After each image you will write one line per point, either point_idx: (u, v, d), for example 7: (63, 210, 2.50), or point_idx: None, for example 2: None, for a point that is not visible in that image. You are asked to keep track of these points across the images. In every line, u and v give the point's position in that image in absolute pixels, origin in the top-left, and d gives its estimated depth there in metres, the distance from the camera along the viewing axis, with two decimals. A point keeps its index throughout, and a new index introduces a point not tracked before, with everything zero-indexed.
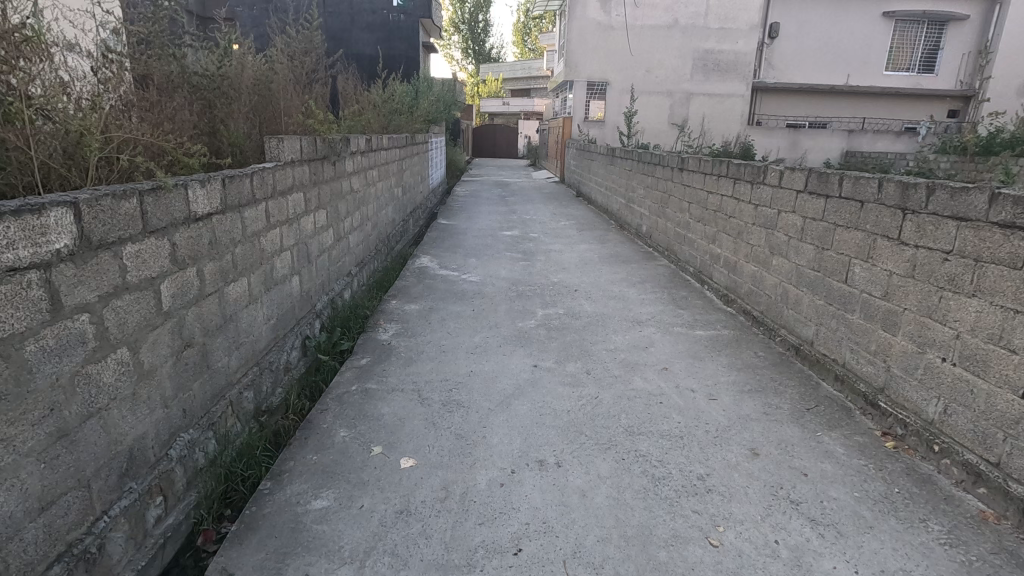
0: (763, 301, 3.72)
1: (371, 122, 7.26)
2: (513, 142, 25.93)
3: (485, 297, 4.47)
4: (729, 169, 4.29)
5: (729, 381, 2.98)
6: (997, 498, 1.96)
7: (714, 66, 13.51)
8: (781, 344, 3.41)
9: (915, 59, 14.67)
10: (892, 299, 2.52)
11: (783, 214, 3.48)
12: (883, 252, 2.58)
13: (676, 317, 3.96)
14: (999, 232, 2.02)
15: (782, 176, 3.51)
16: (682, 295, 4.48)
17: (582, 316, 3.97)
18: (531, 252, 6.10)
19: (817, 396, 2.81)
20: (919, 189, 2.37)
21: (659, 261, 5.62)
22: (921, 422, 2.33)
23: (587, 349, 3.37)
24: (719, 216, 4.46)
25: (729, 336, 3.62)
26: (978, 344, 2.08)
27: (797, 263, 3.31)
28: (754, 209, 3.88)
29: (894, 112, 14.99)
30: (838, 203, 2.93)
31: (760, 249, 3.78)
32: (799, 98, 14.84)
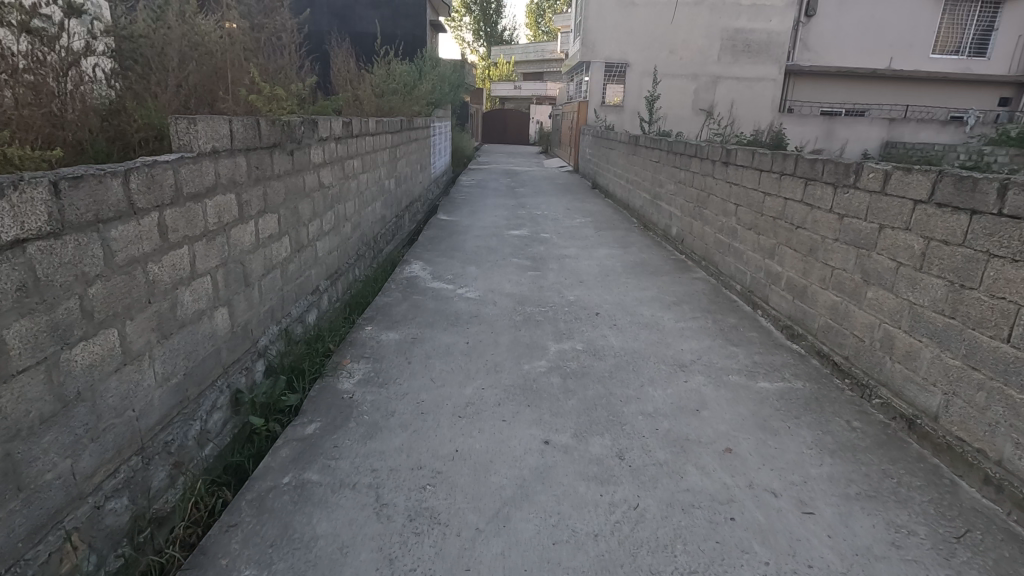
0: (849, 344, 2.81)
1: (361, 104, 6.36)
2: (524, 128, 24.89)
3: (484, 322, 3.58)
4: (798, 166, 3.35)
5: (824, 475, 2.08)
6: None
7: (745, 47, 12.39)
8: (883, 410, 2.51)
9: (967, 41, 13.43)
10: None
11: (887, 231, 2.56)
12: None
13: (729, 359, 3.05)
14: None
15: (888, 178, 2.58)
16: (731, 324, 3.56)
17: (607, 355, 3.08)
18: (542, 258, 5.19)
19: (963, 509, 1.92)
20: None
21: (695, 273, 4.68)
22: None
23: (617, 413, 2.48)
24: (780, 224, 3.53)
25: (805, 391, 2.72)
26: None
27: (912, 301, 2.40)
28: (837, 220, 2.95)
29: (939, 99, 13.79)
30: (998, 223, 2.01)
31: (845, 274, 2.86)
32: (835, 83, 13.68)
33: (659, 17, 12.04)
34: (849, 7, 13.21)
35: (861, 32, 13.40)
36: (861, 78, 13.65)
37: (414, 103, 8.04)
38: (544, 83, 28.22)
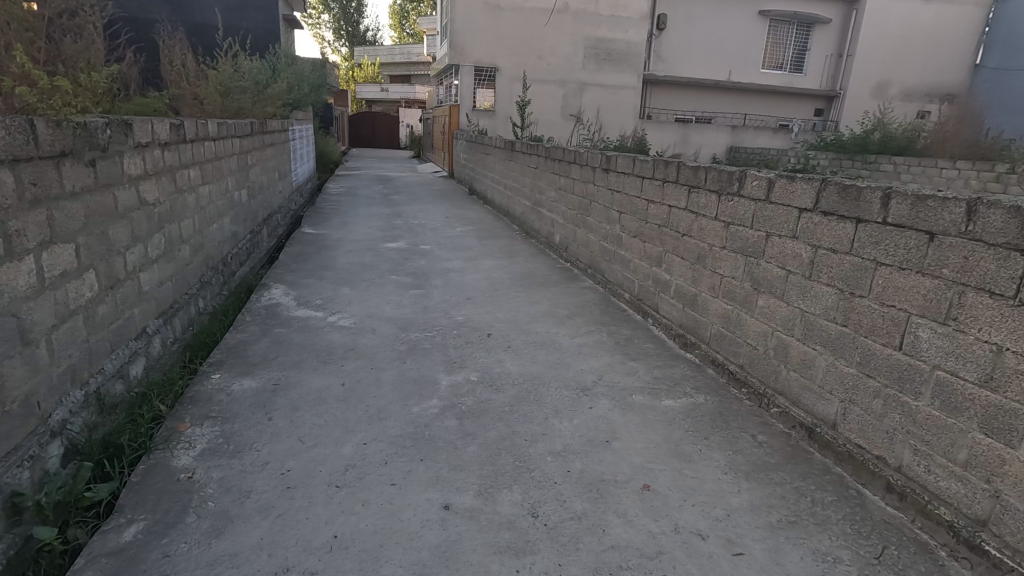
0: (742, 353, 2.81)
1: (202, 103, 5.47)
2: (394, 132, 24.05)
3: (361, 355, 3.11)
4: (681, 174, 3.33)
5: (745, 504, 1.97)
6: None
7: (607, 56, 12.92)
8: (783, 420, 2.50)
9: (790, 58, 15.29)
10: (1000, 390, 1.67)
11: (774, 239, 2.59)
12: (979, 316, 1.73)
13: (630, 377, 2.93)
14: None
15: (771, 187, 2.60)
16: (625, 337, 3.47)
17: (505, 385, 2.80)
18: (424, 274, 4.79)
19: (875, 523, 1.90)
20: None
21: (583, 283, 4.59)
22: None
23: (525, 457, 2.20)
24: (666, 232, 3.52)
25: (707, 406, 2.66)
26: None
27: (803, 309, 2.42)
28: (724, 228, 2.95)
29: (772, 108, 15.46)
30: (884, 232, 2.04)
31: (735, 282, 2.86)
32: (685, 92, 14.84)
33: (526, 23, 12.14)
34: (692, 24, 14.47)
35: (704, 47, 14.70)
36: (706, 89, 14.96)
37: (268, 104, 7.19)
38: (412, 86, 27.54)
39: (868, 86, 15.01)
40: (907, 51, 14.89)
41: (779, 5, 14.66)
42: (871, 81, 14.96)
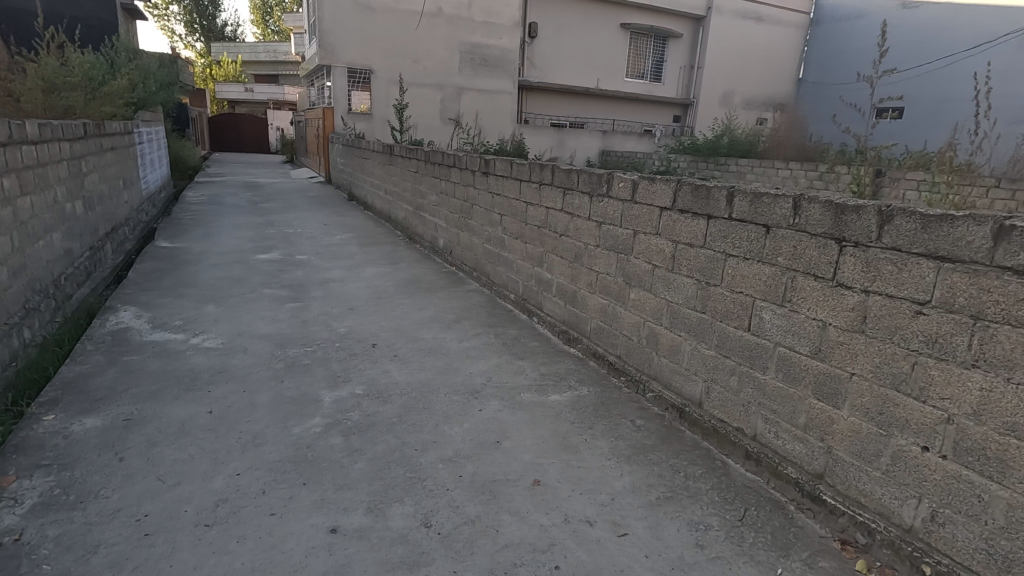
0: (619, 344, 2.99)
1: (16, 101, 4.68)
2: (263, 135, 22.48)
3: (231, 378, 2.85)
4: (556, 177, 3.47)
5: (628, 487, 2.09)
6: None
7: (482, 61, 13.11)
8: (657, 403, 2.70)
9: (650, 68, 16.55)
10: (828, 359, 1.94)
11: (641, 236, 2.79)
12: (807, 296, 1.99)
13: (517, 376, 2.99)
14: (1013, 281, 1.45)
15: (636, 187, 2.79)
16: (512, 337, 3.55)
17: (393, 396, 2.72)
18: (301, 285, 4.52)
19: (737, 488, 2.12)
20: (864, 215, 1.78)
21: (469, 286, 4.61)
22: (894, 530, 1.76)
23: (416, 468, 2.15)
24: (544, 233, 3.64)
25: (591, 398, 2.79)
26: (989, 435, 1.52)
27: (669, 300, 2.64)
28: (596, 227, 3.12)
29: (637, 114, 16.62)
30: (730, 226, 2.28)
31: (610, 278, 3.04)
32: (558, 98, 15.47)
33: (399, 25, 11.91)
34: (560, 34, 15.13)
35: (574, 56, 15.43)
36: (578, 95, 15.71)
37: (105, 103, 6.35)
38: (280, 87, 25.92)
39: (716, 95, 16.68)
40: (746, 65, 16.77)
41: (637, 19, 15.82)
42: (718, 91, 16.64)
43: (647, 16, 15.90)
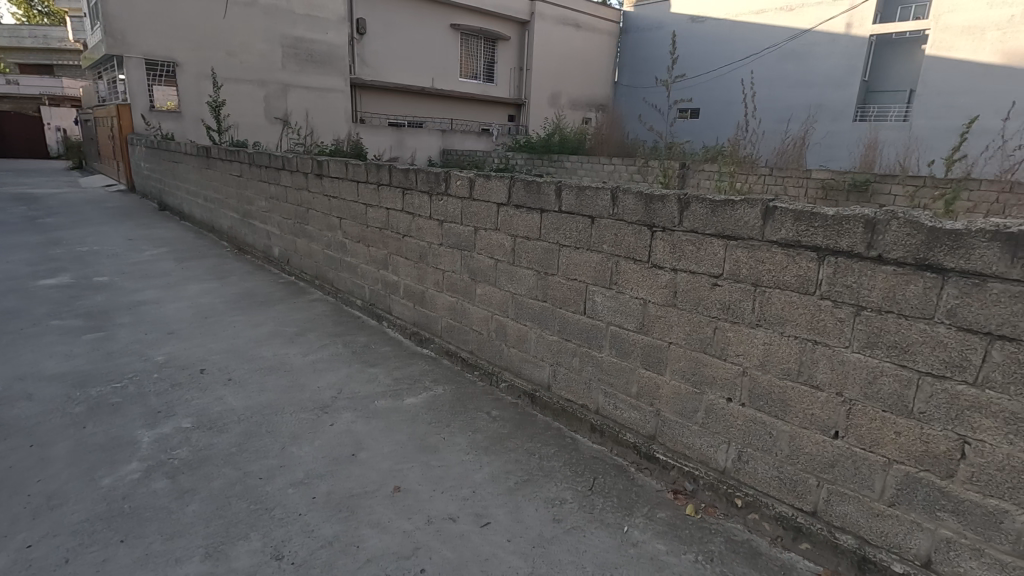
0: (471, 339, 3.06)
1: None
2: (38, 137, 18.79)
3: (10, 433, 2.33)
4: (393, 177, 3.41)
5: (488, 478, 2.15)
6: (826, 554, 1.75)
7: (308, 56, 12.39)
8: (510, 392, 2.82)
9: (483, 69, 16.97)
10: (650, 332, 2.17)
11: (481, 232, 2.86)
12: (629, 278, 2.20)
13: (370, 385, 2.90)
14: (780, 252, 1.75)
15: (472, 185, 2.85)
16: (362, 344, 3.43)
17: (229, 424, 2.46)
18: (104, 311, 3.88)
19: (586, 461, 2.29)
20: (668, 203, 2.02)
21: (311, 295, 4.35)
22: (713, 474, 2.04)
23: (262, 498, 1.97)
24: (387, 234, 3.56)
25: (446, 396, 2.81)
26: (773, 381, 1.83)
27: (512, 292, 2.75)
28: (438, 226, 3.13)
29: (474, 113, 16.95)
30: (560, 218, 2.43)
31: (456, 275, 3.08)
32: (394, 97, 15.14)
33: (204, 14, 10.68)
34: (390, 31, 14.78)
35: (406, 55, 15.21)
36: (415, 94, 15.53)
37: None
38: (57, 79, 21.85)
39: (545, 96, 17.67)
40: (569, 68, 18.00)
41: (467, 20, 16.09)
42: (546, 92, 17.64)
43: (477, 18, 16.24)
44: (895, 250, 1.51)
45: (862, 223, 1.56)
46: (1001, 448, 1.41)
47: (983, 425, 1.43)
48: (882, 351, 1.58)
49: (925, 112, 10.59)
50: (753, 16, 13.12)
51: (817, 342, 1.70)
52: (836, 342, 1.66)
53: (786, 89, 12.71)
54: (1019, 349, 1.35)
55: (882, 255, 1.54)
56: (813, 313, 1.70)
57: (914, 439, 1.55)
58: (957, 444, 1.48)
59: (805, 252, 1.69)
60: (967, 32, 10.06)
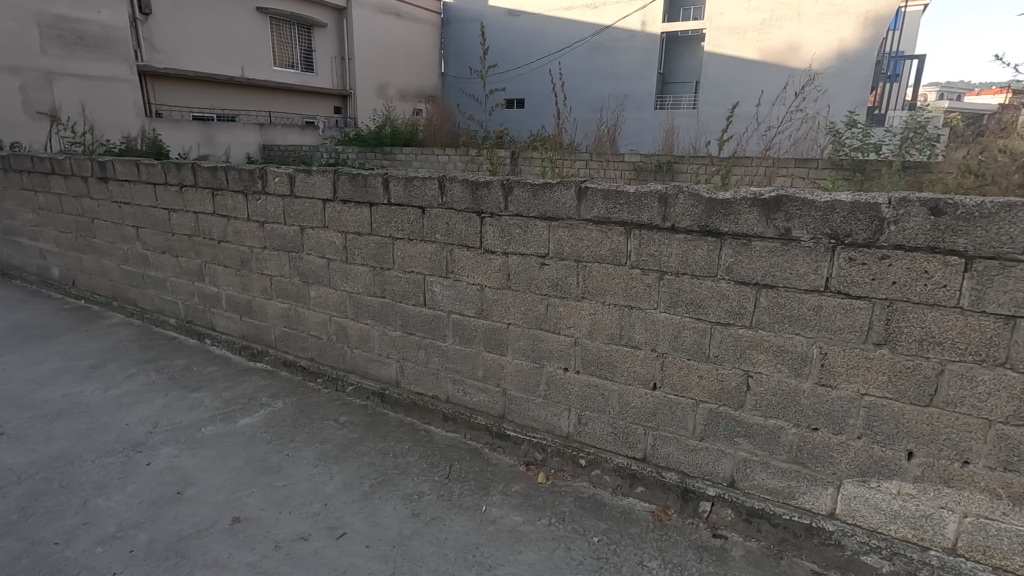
0: (309, 345, 2.88)
1: None
2: None
3: None
4: (199, 177, 3.03)
5: (340, 487, 2.06)
6: (657, 493, 1.97)
7: (74, 30, 8.62)
8: (358, 394, 2.71)
9: (297, 54, 12.73)
10: (489, 316, 2.24)
11: (308, 231, 2.69)
12: (465, 265, 2.24)
13: (194, 412, 2.58)
14: (595, 229, 1.90)
15: (293, 181, 2.66)
16: (181, 368, 3.04)
17: (6, 487, 2.01)
18: None
19: (441, 451, 2.30)
20: (494, 189, 2.08)
21: (109, 319, 3.72)
22: (559, 440, 2.18)
23: (60, 566, 1.66)
24: (199, 241, 3.17)
25: (287, 410, 2.62)
26: (600, 346, 2.00)
27: (349, 291, 2.64)
28: (259, 228, 2.87)
29: (293, 106, 12.83)
30: (391, 211, 2.38)
31: (286, 280, 2.86)
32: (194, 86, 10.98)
33: None
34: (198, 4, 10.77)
35: (207, 36, 11.02)
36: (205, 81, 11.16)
37: None
38: None
39: None
40: None
41: None
42: None
43: None
44: (685, 219, 1.74)
45: (657, 197, 1.77)
46: (772, 376, 1.71)
47: (759, 359, 1.72)
48: (682, 308, 1.81)
49: (709, 100, 12.30)
50: (563, 12, 13.89)
51: (632, 307, 1.90)
52: (647, 305, 1.87)
53: (598, 80, 13.69)
54: (778, 293, 1.64)
55: (675, 225, 1.76)
56: (627, 280, 1.89)
57: (712, 380, 1.82)
58: (743, 378, 1.76)
59: (615, 227, 1.87)
60: (734, 32, 11.88)
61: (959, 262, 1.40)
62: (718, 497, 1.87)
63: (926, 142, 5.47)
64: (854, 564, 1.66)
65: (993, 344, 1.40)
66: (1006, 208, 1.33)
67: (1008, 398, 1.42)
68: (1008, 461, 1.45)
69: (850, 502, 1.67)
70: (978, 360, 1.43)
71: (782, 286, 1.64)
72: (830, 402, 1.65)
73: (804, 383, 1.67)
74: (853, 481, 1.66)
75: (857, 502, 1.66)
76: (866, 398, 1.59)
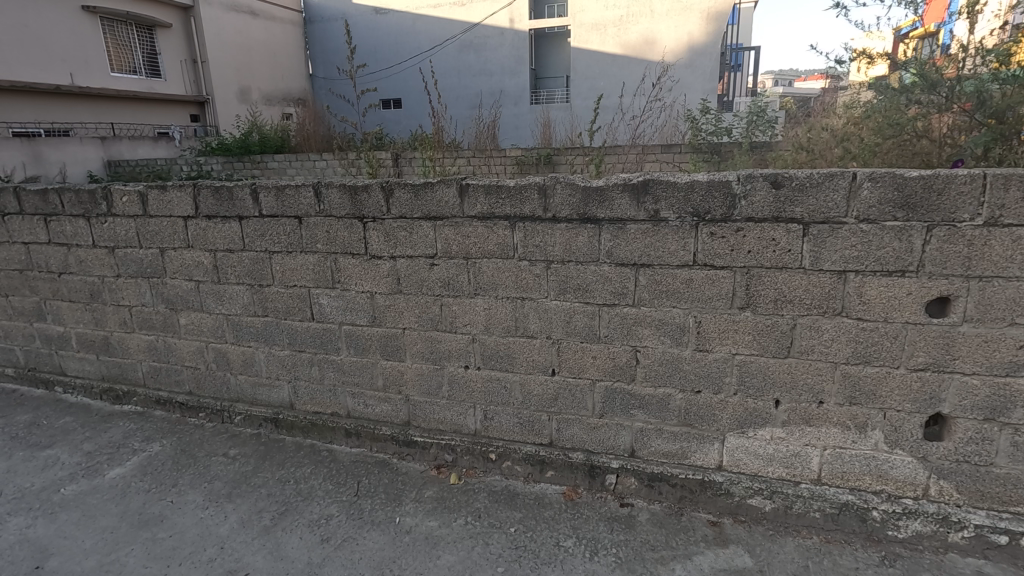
0: (185, 377, 2.62)
1: None
2: None
3: None
4: (25, 202, 2.61)
5: (236, 526, 1.90)
6: (566, 474, 2.04)
7: None
8: (247, 423, 2.52)
9: (138, 59, 11.41)
10: (383, 323, 2.17)
11: (169, 253, 2.43)
12: (352, 274, 2.15)
13: (48, 472, 2.25)
14: (480, 226, 1.92)
15: (145, 200, 2.39)
16: (27, 424, 2.63)
17: None
18: None
19: (347, 468, 2.21)
20: (373, 192, 2.02)
21: None
22: (467, 438, 2.18)
23: None
24: (34, 276, 2.75)
25: (166, 452, 2.36)
26: (498, 340, 2.02)
27: (225, 313, 2.43)
28: (109, 254, 2.55)
29: (141, 116, 11.45)
30: (263, 223, 2.22)
31: (149, 310, 2.57)
32: (10, 98, 9.38)
33: None
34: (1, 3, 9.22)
35: (19, 40, 9.50)
36: (24, 93, 9.58)
37: None
38: None
39: None
40: None
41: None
42: None
43: None
44: (564, 209, 1.80)
45: (536, 189, 1.81)
46: (657, 348, 1.84)
47: (644, 334, 1.84)
48: (570, 295, 1.88)
49: (579, 93, 12.88)
50: (431, 10, 13.77)
51: (525, 298, 1.94)
52: (538, 295, 1.92)
53: (472, 77, 13.77)
54: (654, 271, 1.76)
55: (556, 214, 1.82)
56: (517, 273, 1.92)
57: (605, 359, 1.91)
58: (632, 353, 1.87)
59: (500, 221, 1.89)
60: (595, 28, 12.50)
61: (799, 228, 1.59)
62: (621, 468, 1.97)
63: (766, 125, 6.13)
64: (742, 508, 1.84)
65: (831, 296, 1.61)
66: (830, 177, 1.53)
67: (847, 342, 1.64)
68: (852, 395, 1.68)
69: (734, 453, 1.85)
70: (821, 312, 1.64)
71: (657, 264, 1.75)
72: (708, 365, 1.80)
73: (684, 351, 1.81)
74: (734, 434, 1.83)
75: (739, 452, 1.84)
76: (737, 356, 1.76)
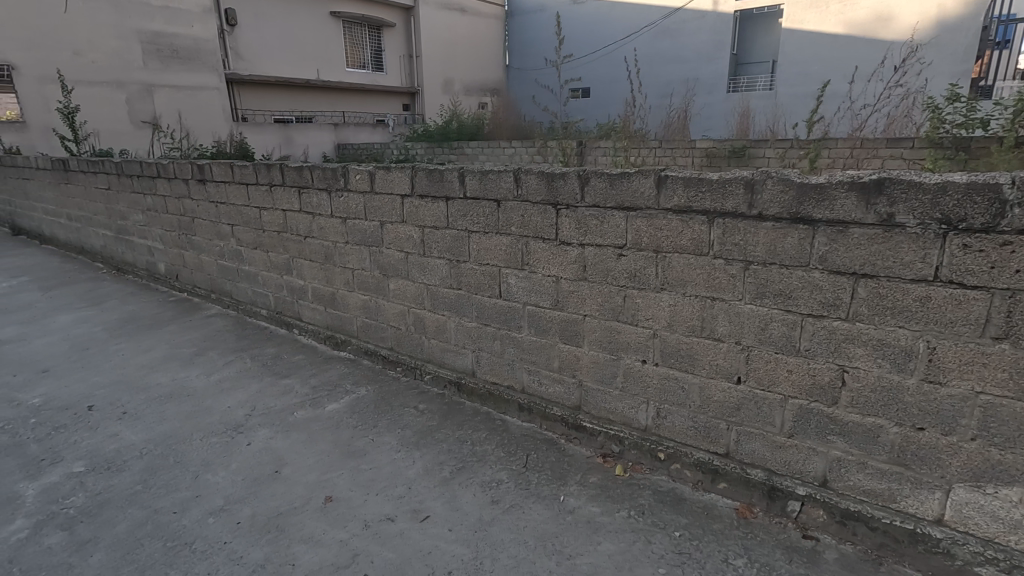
0: (389, 335, 3.00)
1: None
2: None
3: None
4: (286, 176, 3.20)
5: (420, 472, 2.14)
6: (740, 489, 1.91)
7: (172, 53, 9.40)
8: (435, 383, 2.81)
9: (367, 55, 13.11)
10: (565, 307, 2.24)
11: (387, 226, 2.79)
12: (541, 258, 2.25)
13: (286, 397, 2.76)
14: (675, 219, 1.85)
15: (373, 178, 2.76)
16: (272, 356, 3.25)
17: (129, 462, 2.25)
18: None
19: (517, 440, 2.34)
20: (569, 180, 2.08)
21: (208, 311, 4.03)
22: (636, 433, 2.16)
23: (178, 533, 1.84)
24: (287, 237, 3.37)
25: (369, 397, 2.74)
26: (681, 339, 1.95)
27: (426, 283, 2.72)
28: (341, 224, 3.01)
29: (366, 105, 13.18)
30: (466, 205, 2.43)
31: (367, 273, 2.99)
32: (275, 91, 11.46)
33: None
34: (275, 13, 11.25)
35: (285, 43, 11.51)
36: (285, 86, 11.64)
37: None
38: None
39: None
40: None
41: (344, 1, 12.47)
42: None
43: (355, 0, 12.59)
44: (773, 206, 1.66)
45: (742, 184, 1.70)
46: (872, 371, 1.61)
47: (857, 353, 1.62)
48: (770, 300, 1.73)
49: (786, 80, 11.67)
50: None
51: (715, 299, 1.84)
52: (732, 296, 1.81)
53: (666, 64, 13.25)
54: (878, 283, 1.54)
55: (762, 212, 1.69)
56: (709, 271, 1.83)
57: (803, 374, 1.73)
58: (838, 373, 1.66)
59: (697, 216, 1.81)
60: (815, 6, 11.13)
61: None
62: (809, 497, 1.78)
63: None
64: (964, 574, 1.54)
65: None
66: None
67: None
68: None
69: (960, 508, 1.55)
70: None
71: (884, 275, 1.53)
72: (938, 401, 1.53)
73: (909, 380, 1.56)
74: (965, 486, 1.54)
75: (969, 508, 1.54)
76: (981, 397, 1.46)
